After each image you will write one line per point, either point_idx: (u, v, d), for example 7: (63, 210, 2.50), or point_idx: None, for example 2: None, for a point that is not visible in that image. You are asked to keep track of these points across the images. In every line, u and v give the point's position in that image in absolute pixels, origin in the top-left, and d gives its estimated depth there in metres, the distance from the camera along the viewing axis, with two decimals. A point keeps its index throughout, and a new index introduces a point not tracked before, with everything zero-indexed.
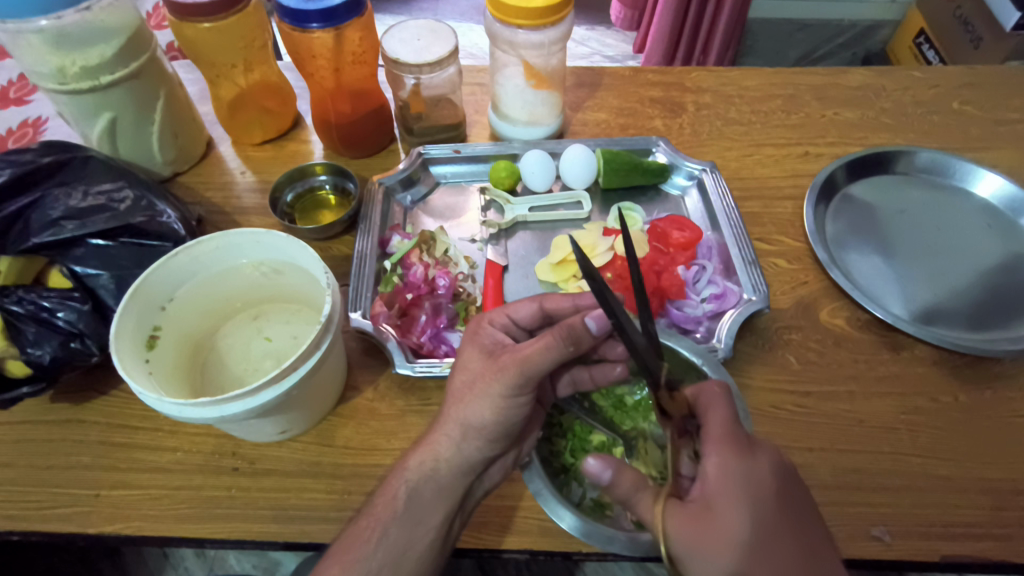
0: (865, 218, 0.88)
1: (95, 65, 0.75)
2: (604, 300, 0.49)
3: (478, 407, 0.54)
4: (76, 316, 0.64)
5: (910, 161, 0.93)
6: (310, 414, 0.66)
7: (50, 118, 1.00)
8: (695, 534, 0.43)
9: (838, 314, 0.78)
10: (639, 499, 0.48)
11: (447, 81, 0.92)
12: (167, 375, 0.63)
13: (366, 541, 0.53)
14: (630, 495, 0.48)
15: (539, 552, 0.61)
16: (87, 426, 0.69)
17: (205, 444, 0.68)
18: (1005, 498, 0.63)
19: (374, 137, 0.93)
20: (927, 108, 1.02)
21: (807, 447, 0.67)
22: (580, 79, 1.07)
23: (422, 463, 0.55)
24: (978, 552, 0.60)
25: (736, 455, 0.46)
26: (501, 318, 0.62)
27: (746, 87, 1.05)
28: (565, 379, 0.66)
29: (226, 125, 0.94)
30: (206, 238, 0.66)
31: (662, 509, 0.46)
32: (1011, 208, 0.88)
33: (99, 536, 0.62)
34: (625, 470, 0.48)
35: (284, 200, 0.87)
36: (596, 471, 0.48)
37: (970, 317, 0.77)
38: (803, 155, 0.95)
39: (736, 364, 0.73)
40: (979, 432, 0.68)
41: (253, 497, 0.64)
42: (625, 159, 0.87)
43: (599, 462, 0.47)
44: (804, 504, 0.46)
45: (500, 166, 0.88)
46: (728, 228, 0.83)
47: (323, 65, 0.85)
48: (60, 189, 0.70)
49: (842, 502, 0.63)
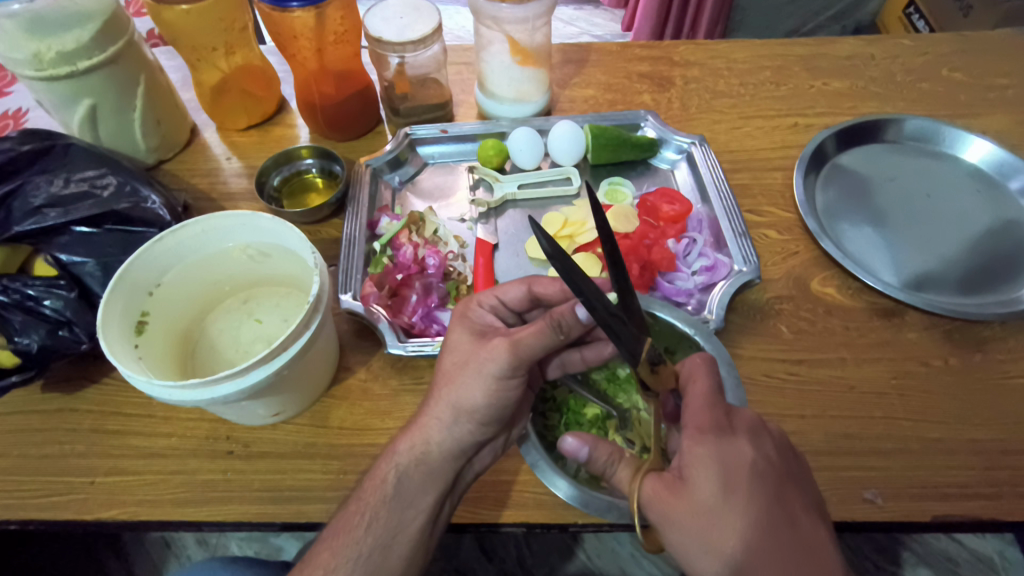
0: (855, 188, 0.88)
1: (72, 50, 0.74)
2: (572, 280, 0.47)
3: (470, 389, 0.54)
4: (62, 303, 0.64)
5: (899, 129, 0.93)
6: (302, 396, 0.66)
7: (30, 110, 0.99)
8: (666, 501, 0.44)
9: (828, 283, 0.78)
10: (617, 471, 0.50)
11: (432, 59, 0.91)
12: (157, 359, 0.63)
13: (356, 526, 0.53)
14: (608, 466, 0.51)
15: (536, 525, 0.61)
16: (80, 415, 0.69)
17: (199, 429, 0.68)
18: (996, 458, 0.64)
19: (360, 119, 0.92)
20: (916, 75, 1.02)
21: (799, 414, 0.67)
22: (567, 55, 1.06)
23: (412, 446, 0.55)
24: (969, 511, 0.61)
25: (712, 427, 0.46)
26: (490, 299, 0.62)
27: (735, 60, 1.04)
28: (554, 362, 0.64)
29: (210, 111, 0.93)
30: (193, 221, 0.65)
31: (638, 483, 0.47)
32: (1000, 172, 0.88)
33: (95, 522, 0.62)
34: (602, 444, 0.51)
35: (271, 184, 0.86)
36: (574, 449, 0.51)
37: (960, 282, 0.77)
38: (792, 127, 0.95)
39: (727, 334, 0.73)
40: (969, 395, 0.68)
41: (249, 480, 0.64)
42: (614, 133, 0.86)
43: (575, 440, 0.51)
44: (785, 473, 0.45)
45: (488, 144, 0.87)
46: (718, 200, 0.83)
47: (305, 45, 0.83)
48: (41, 177, 0.69)
49: (834, 467, 0.63)
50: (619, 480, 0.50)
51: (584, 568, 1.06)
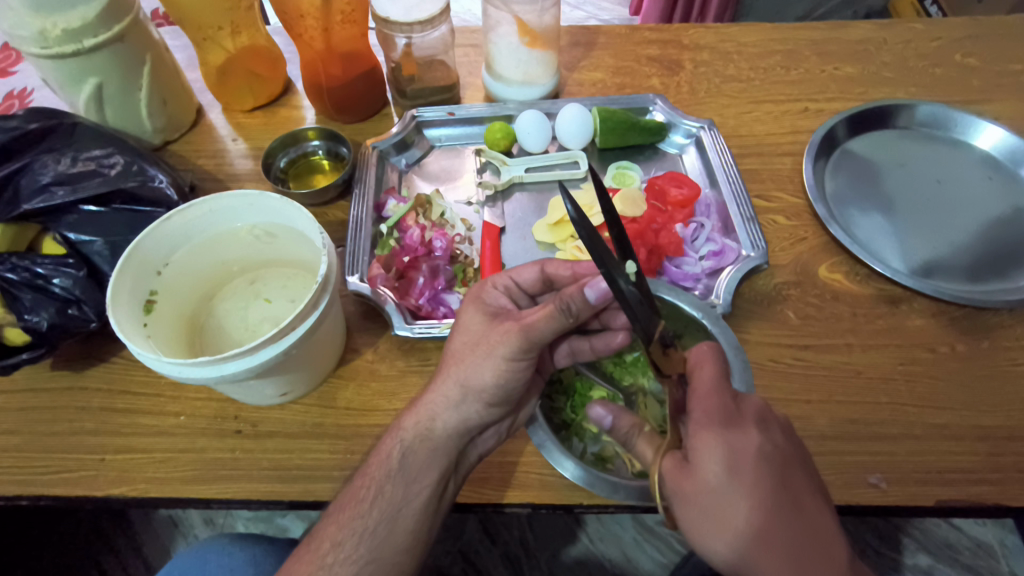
0: (865, 174, 0.87)
1: (78, 28, 0.73)
2: (599, 254, 0.46)
3: (479, 369, 0.54)
4: (71, 282, 0.65)
5: (911, 115, 0.92)
6: (309, 376, 0.66)
7: (36, 89, 0.98)
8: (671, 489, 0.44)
9: (837, 269, 0.77)
10: (638, 441, 0.51)
11: (439, 41, 0.90)
12: (165, 338, 0.63)
13: (361, 500, 0.53)
14: (630, 437, 0.52)
15: (541, 506, 0.62)
16: (89, 393, 0.69)
17: (207, 408, 0.68)
18: (1002, 444, 0.64)
19: (366, 100, 0.92)
20: (929, 61, 1.00)
21: (805, 399, 0.67)
22: (575, 38, 1.05)
23: (417, 422, 0.55)
24: (973, 496, 0.61)
25: (719, 416, 0.45)
26: (505, 281, 0.62)
27: (745, 43, 1.03)
28: (564, 349, 0.64)
29: (215, 91, 0.92)
30: (200, 201, 0.65)
31: (660, 457, 0.47)
32: (1011, 160, 0.87)
33: (105, 498, 0.63)
34: (624, 415, 0.53)
35: (278, 166, 0.86)
36: (598, 417, 0.53)
37: (970, 268, 0.77)
38: (802, 111, 0.94)
39: (735, 319, 0.73)
40: (975, 381, 0.68)
41: (256, 459, 0.65)
42: (622, 117, 0.86)
43: (601, 407, 0.52)
44: (790, 457, 0.46)
45: (494, 127, 0.87)
46: (727, 185, 0.82)
47: (312, 25, 0.82)
48: (48, 155, 0.69)
49: (839, 452, 0.64)
50: (638, 451, 0.50)
51: (586, 551, 1.07)
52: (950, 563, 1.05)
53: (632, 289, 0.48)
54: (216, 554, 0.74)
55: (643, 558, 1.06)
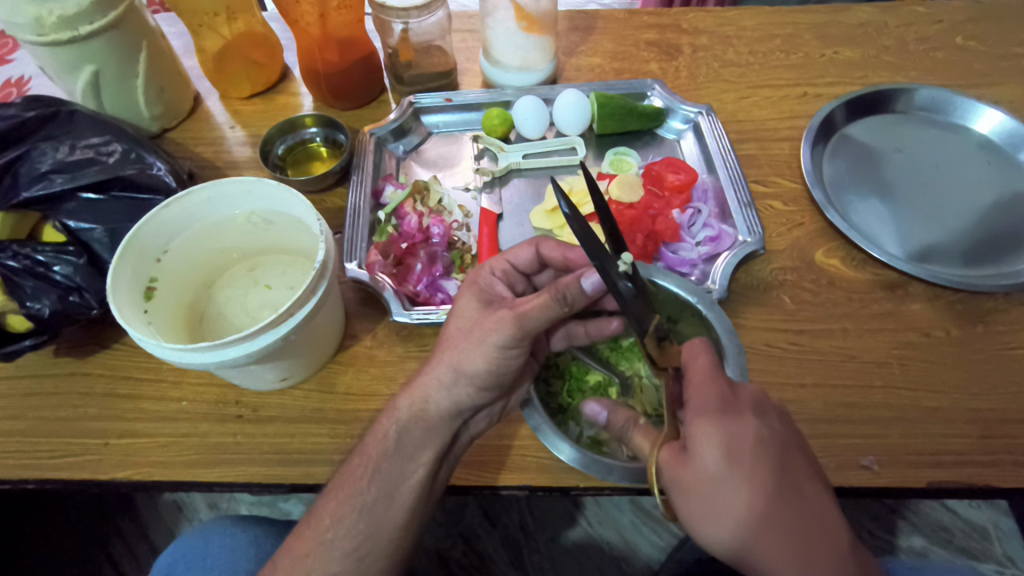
0: (863, 159, 0.87)
1: (73, 15, 0.73)
2: (589, 245, 0.50)
3: (471, 354, 0.55)
4: (72, 270, 0.66)
5: (909, 100, 0.92)
6: (309, 361, 0.67)
7: (33, 77, 0.98)
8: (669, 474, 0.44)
9: (833, 254, 0.78)
10: (634, 432, 0.53)
11: (436, 26, 0.89)
12: (166, 324, 0.64)
13: (360, 477, 0.54)
14: (626, 431, 0.53)
15: (538, 488, 0.62)
16: (92, 379, 0.70)
17: (208, 392, 0.69)
18: (993, 427, 0.65)
19: (364, 86, 0.91)
20: (929, 44, 1.00)
21: (799, 383, 0.68)
22: (573, 23, 1.04)
23: (412, 403, 0.56)
24: (965, 477, 0.62)
25: (716, 406, 0.46)
26: (501, 266, 0.63)
27: (744, 27, 1.02)
28: (559, 332, 0.66)
29: (213, 78, 0.92)
30: (197, 188, 0.66)
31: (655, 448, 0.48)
32: (1010, 143, 0.87)
33: (110, 481, 0.64)
34: (619, 409, 0.54)
35: (276, 153, 0.86)
36: (594, 413, 0.55)
37: (966, 253, 0.77)
38: (801, 96, 0.93)
39: (730, 304, 0.74)
40: (969, 364, 0.69)
41: (258, 443, 0.65)
42: (620, 102, 0.85)
43: (595, 404, 0.55)
44: (788, 442, 0.46)
45: (492, 113, 0.86)
46: (724, 171, 0.82)
47: (309, 10, 0.81)
48: (47, 143, 0.69)
49: (833, 434, 0.64)
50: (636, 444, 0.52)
51: (585, 534, 1.09)
52: (945, 544, 1.07)
53: (626, 287, 0.52)
54: (218, 535, 0.76)
55: (642, 541, 1.08)
